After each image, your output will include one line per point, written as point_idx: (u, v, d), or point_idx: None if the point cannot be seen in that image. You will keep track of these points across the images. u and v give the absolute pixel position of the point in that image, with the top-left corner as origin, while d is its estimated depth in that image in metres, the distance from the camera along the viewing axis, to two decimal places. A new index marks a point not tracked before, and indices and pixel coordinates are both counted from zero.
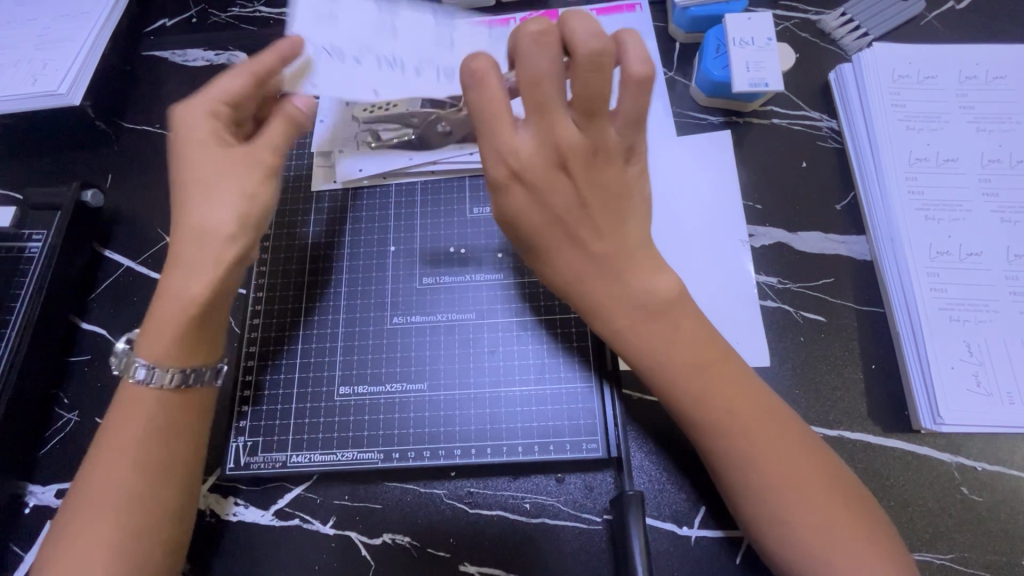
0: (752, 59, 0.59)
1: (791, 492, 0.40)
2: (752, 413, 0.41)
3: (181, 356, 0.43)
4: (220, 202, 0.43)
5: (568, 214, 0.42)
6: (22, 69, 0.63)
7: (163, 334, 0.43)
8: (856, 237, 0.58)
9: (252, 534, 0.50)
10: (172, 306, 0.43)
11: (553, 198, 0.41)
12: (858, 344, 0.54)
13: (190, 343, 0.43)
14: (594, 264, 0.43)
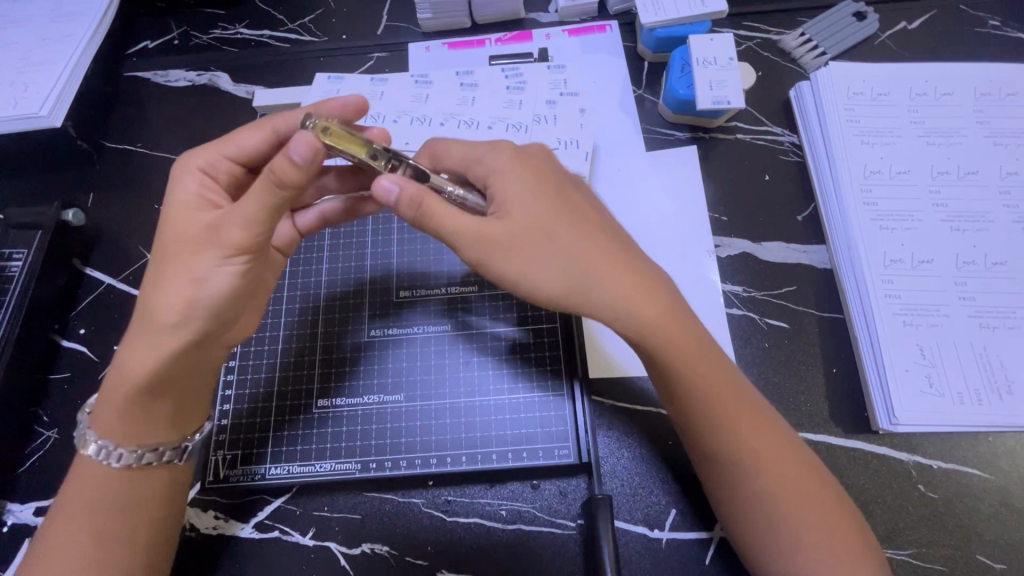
0: (715, 78, 0.62)
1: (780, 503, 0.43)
2: (729, 415, 0.44)
3: (132, 427, 0.45)
4: (184, 280, 0.43)
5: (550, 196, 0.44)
6: (4, 91, 0.64)
7: (108, 413, 0.44)
8: (817, 246, 0.60)
9: (233, 548, 0.51)
10: (124, 378, 0.44)
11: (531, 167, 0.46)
12: (821, 350, 0.56)
13: (141, 415, 0.45)
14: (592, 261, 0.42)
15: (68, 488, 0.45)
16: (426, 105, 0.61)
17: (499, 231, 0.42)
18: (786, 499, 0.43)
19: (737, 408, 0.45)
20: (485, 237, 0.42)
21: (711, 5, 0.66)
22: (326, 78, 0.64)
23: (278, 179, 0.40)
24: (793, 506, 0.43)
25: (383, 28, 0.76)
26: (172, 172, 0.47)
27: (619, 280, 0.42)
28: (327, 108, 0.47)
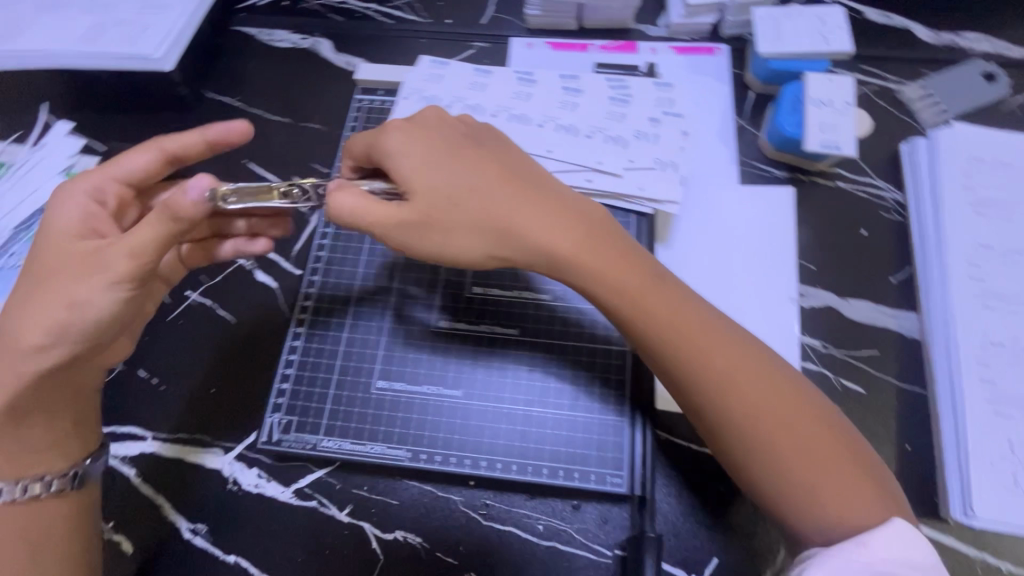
0: (828, 121, 0.59)
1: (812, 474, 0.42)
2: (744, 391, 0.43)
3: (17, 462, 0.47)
4: (60, 302, 0.45)
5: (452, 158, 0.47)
6: (124, 30, 0.66)
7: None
8: (907, 313, 0.57)
9: (273, 507, 0.52)
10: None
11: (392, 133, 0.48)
12: (896, 423, 0.53)
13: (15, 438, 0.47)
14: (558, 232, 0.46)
15: None
16: (527, 103, 0.60)
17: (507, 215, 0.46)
18: (840, 491, 0.41)
19: (768, 383, 0.44)
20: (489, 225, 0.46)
21: (835, 44, 0.63)
22: (430, 61, 0.63)
23: (174, 213, 0.43)
24: (849, 496, 0.41)
25: (487, 18, 0.76)
26: (48, 202, 0.49)
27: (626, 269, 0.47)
28: (214, 133, 0.52)
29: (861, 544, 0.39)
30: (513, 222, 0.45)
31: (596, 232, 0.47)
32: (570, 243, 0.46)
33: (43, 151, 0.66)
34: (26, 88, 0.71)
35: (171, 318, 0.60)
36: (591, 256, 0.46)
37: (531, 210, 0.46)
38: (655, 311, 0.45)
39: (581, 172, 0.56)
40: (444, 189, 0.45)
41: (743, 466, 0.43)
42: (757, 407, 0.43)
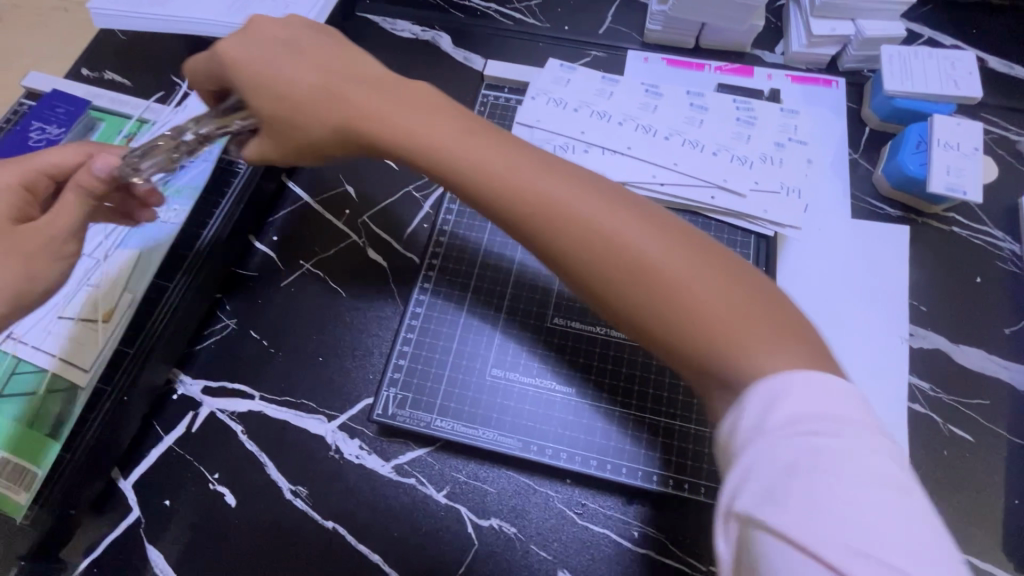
0: (954, 164, 0.59)
1: (722, 328, 0.34)
2: (631, 273, 0.36)
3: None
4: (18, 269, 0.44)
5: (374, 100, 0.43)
6: (267, 5, 0.69)
7: None
8: (1019, 366, 0.56)
9: (371, 480, 0.54)
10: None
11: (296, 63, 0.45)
12: (1004, 476, 0.52)
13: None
14: (508, 167, 0.40)
15: None
16: (653, 115, 0.61)
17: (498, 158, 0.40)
18: (735, 331, 0.34)
19: (631, 213, 0.38)
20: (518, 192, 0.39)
21: (964, 89, 0.63)
22: (559, 65, 0.65)
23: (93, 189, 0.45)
24: (756, 333, 0.33)
25: (605, 28, 0.77)
26: None
27: (587, 202, 0.38)
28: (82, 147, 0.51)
29: (777, 391, 0.31)
30: (390, 132, 0.43)
31: (449, 109, 0.43)
32: (412, 110, 0.43)
33: (187, 111, 0.64)
34: (166, 59, 0.76)
35: (285, 285, 0.62)
36: (542, 178, 0.39)
37: (472, 141, 0.41)
38: (565, 207, 0.38)
39: (706, 189, 0.57)
40: (289, 116, 0.45)
41: (661, 334, 0.35)
42: (639, 255, 0.36)
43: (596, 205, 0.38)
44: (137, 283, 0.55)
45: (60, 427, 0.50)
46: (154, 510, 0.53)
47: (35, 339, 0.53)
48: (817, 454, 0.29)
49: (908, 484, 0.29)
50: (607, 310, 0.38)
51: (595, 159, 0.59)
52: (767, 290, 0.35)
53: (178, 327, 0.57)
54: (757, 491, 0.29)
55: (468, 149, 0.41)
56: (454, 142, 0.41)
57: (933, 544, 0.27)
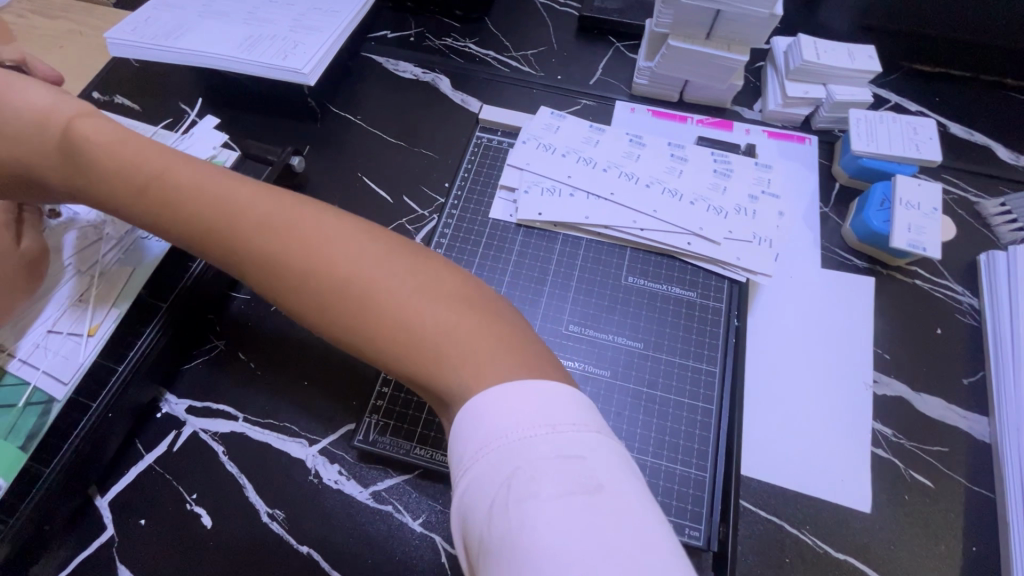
0: (914, 223, 0.63)
1: (455, 351, 0.36)
2: (346, 304, 0.38)
3: None
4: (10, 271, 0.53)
5: (172, 165, 0.45)
6: (277, 44, 0.73)
7: None
8: (978, 416, 0.59)
9: (349, 506, 0.54)
10: None
11: (107, 143, 0.46)
12: (963, 523, 0.54)
13: None
14: (273, 218, 0.41)
15: None
16: (636, 164, 0.65)
17: (270, 208, 0.42)
18: (453, 347, 0.37)
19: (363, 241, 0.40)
20: (269, 232, 0.41)
21: (925, 152, 0.68)
22: (550, 113, 0.69)
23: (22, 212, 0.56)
24: (481, 353, 0.36)
25: (596, 79, 0.83)
26: None
27: (308, 227, 0.41)
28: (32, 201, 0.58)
29: (481, 422, 0.33)
30: (92, 173, 0.46)
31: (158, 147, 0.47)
32: (171, 157, 0.46)
33: (193, 138, 0.67)
34: (176, 86, 0.79)
35: (276, 309, 0.64)
36: (269, 222, 0.41)
37: (205, 187, 0.44)
38: (289, 254, 0.40)
39: (683, 236, 0.60)
40: (11, 160, 0.49)
41: (377, 357, 0.38)
42: (356, 284, 0.38)
43: (288, 236, 0.40)
44: (124, 301, 0.56)
45: (31, 438, 0.50)
46: (129, 529, 0.53)
47: (9, 344, 0.54)
48: (510, 486, 0.30)
49: (606, 485, 0.30)
50: (323, 331, 0.40)
51: (577, 204, 0.62)
52: (415, 272, 0.39)
53: (168, 347, 0.58)
54: (485, 528, 0.30)
55: (250, 198, 0.43)
56: (226, 188, 0.43)
57: (626, 536, 0.28)
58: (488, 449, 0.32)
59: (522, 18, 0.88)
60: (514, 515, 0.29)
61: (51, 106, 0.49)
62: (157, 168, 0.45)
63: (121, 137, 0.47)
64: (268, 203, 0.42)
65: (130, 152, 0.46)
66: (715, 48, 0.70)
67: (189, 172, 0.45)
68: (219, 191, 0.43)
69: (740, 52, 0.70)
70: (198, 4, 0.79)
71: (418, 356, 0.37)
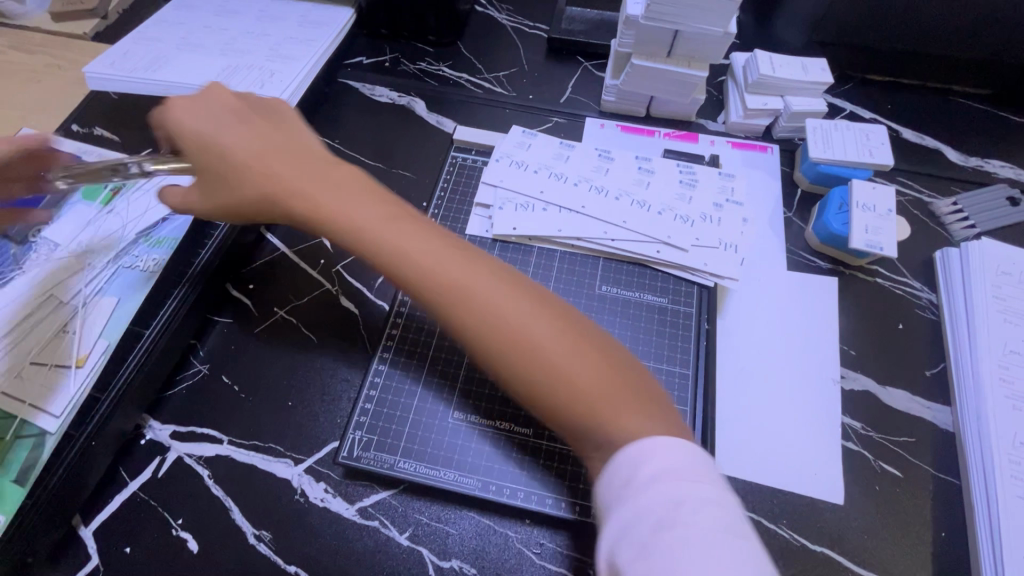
0: (872, 224, 0.66)
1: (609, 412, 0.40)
2: (526, 357, 0.42)
3: None
4: None
5: (367, 211, 0.47)
6: (254, 73, 0.75)
7: None
8: (940, 406, 0.62)
9: (336, 523, 0.55)
10: None
11: (331, 175, 0.49)
12: (931, 510, 0.56)
13: None
14: (463, 275, 0.44)
15: None
16: (605, 177, 0.67)
17: (448, 261, 0.45)
18: (603, 404, 0.40)
19: (532, 302, 0.44)
20: (454, 285, 0.44)
21: (878, 157, 0.71)
22: (521, 131, 0.71)
23: None
24: (624, 411, 0.40)
25: (566, 97, 0.86)
26: None
27: (488, 284, 0.44)
28: None
29: (636, 462, 0.37)
30: (304, 196, 0.48)
31: (357, 181, 0.49)
32: (375, 202, 0.48)
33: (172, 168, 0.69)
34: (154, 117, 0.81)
35: (259, 331, 0.65)
36: (446, 267, 0.44)
37: (394, 226, 0.46)
38: (471, 293, 0.43)
39: (652, 244, 0.63)
40: (235, 173, 0.50)
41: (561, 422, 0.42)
42: (526, 343, 0.42)
43: (491, 295, 0.43)
44: (112, 330, 0.57)
45: (27, 472, 0.51)
46: (114, 558, 0.53)
47: (28, 395, 0.53)
48: (666, 517, 0.34)
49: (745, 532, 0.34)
50: (517, 388, 0.43)
51: (549, 217, 0.64)
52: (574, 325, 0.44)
53: (151, 373, 0.59)
54: (638, 552, 0.34)
55: (431, 249, 0.45)
56: (416, 237, 0.46)
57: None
58: (642, 484, 0.36)
59: (493, 42, 0.92)
60: (672, 544, 0.33)
61: (315, 146, 0.53)
62: (356, 211, 0.47)
63: (332, 171, 0.50)
64: (433, 250, 0.45)
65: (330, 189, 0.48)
66: (676, 65, 0.74)
67: (397, 220, 0.47)
68: (415, 240, 0.46)
69: (699, 68, 0.74)
70: (176, 37, 0.81)
71: (580, 420, 0.41)
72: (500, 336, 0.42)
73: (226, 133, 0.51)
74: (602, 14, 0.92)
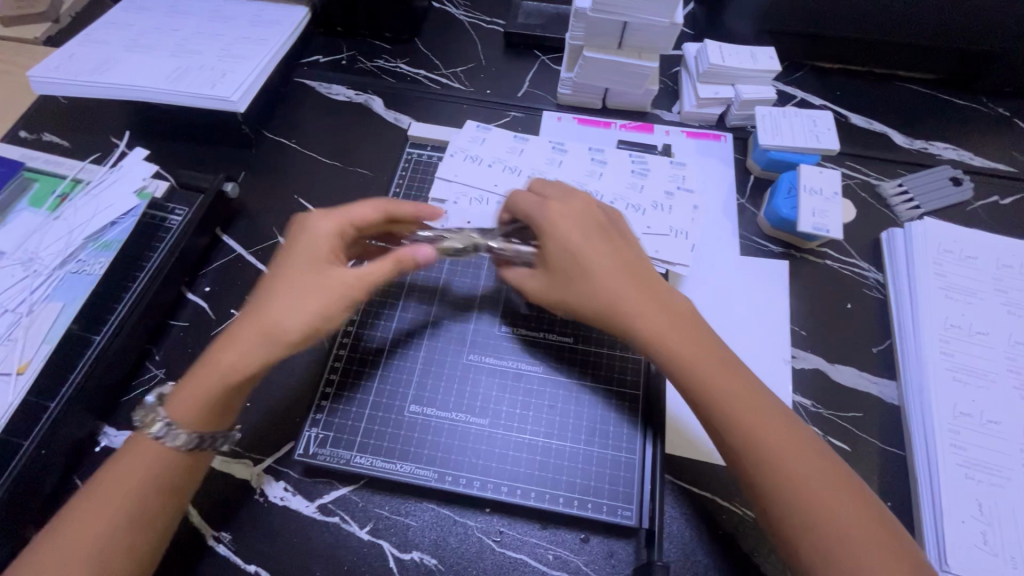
0: (818, 207, 0.68)
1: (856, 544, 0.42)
2: (758, 439, 0.46)
3: (208, 414, 0.47)
4: None
5: (653, 300, 0.51)
6: (205, 74, 0.75)
7: (193, 399, 0.47)
8: (887, 381, 0.64)
9: (296, 521, 0.55)
10: (217, 376, 0.48)
11: (570, 237, 0.52)
12: (878, 481, 0.58)
13: (213, 410, 0.48)
14: (704, 363, 0.49)
15: (125, 460, 0.46)
16: (558, 169, 0.68)
17: (656, 313, 0.51)
18: (859, 550, 0.42)
19: (741, 387, 0.48)
20: (698, 367, 0.48)
21: (824, 142, 0.73)
22: (476, 126, 0.72)
23: None
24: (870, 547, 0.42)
25: (523, 91, 0.86)
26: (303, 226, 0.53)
27: (706, 365, 0.49)
28: None
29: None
30: (640, 317, 0.50)
31: (628, 264, 0.53)
32: (618, 266, 0.52)
33: (122, 170, 0.67)
34: (104, 121, 0.79)
35: (216, 333, 0.65)
36: (694, 355, 0.49)
37: (627, 285, 0.51)
38: (723, 390, 0.48)
39: None
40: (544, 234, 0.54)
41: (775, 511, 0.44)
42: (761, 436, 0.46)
43: (691, 353, 0.49)
44: (56, 333, 0.57)
45: None
46: None
47: None
48: None
49: None
50: (750, 476, 0.46)
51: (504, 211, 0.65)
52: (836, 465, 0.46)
53: (104, 378, 0.58)
54: None
55: (642, 304, 0.51)
56: (635, 301, 0.51)
57: None
58: None
59: (450, 37, 0.92)
60: None
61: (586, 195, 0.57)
62: (626, 288, 0.51)
63: (608, 236, 0.53)
64: (657, 312, 0.51)
65: (604, 262, 0.52)
66: (627, 56, 0.75)
67: (602, 266, 0.52)
68: (613, 286, 0.51)
69: (650, 59, 0.75)
70: (126, 39, 0.80)
71: (805, 514, 0.43)
72: (745, 415, 0.46)
73: (589, 248, 0.52)
74: (558, 8, 0.93)
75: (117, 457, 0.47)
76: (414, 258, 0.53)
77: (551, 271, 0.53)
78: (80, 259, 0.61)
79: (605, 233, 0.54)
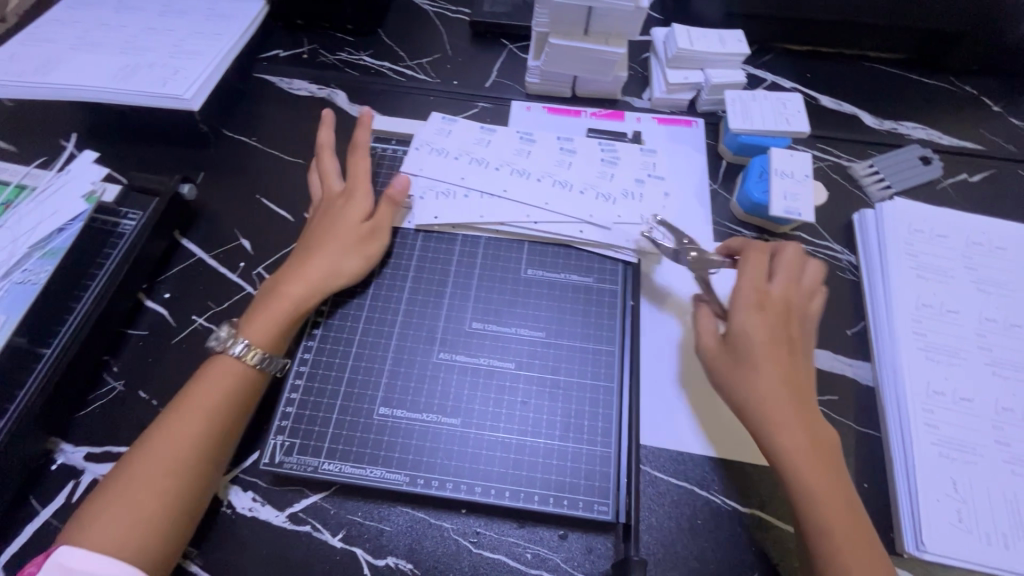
0: (790, 190, 0.67)
1: None
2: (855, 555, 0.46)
3: (274, 335, 0.55)
4: None
5: (794, 398, 0.51)
6: (156, 72, 0.72)
7: (267, 321, 0.55)
8: (862, 362, 0.63)
9: (267, 531, 0.53)
10: (287, 309, 0.55)
11: (752, 329, 0.53)
12: (854, 463, 0.58)
13: (280, 328, 0.55)
14: (819, 473, 0.49)
15: (205, 380, 0.52)
16: (527, 160, 0.67)
17: (795, 430, 0.50)
18: None
19: (801, 450, 0.50)
20: (809, 471, 0.49)
21: (794, 125, 0.72)
22: (441, 117, 0.70)
23: None
24: None
25: (491, 81, 0.84)
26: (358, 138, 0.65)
27: (818, 480, 0.49)
28: None
29: None
30: (767, 405, 0.51)
31: (784, 347, 0.53)
32: (789, 377, 0.52)
33: (70, 175, 0.65)
34: (51, 123, 0.76)
35: (177, 341, 0.62)
36: (812, 425, 0.51)
37: (794, 398, 0.51)
38: (829, 509, 0.48)
39: (574, 224, 0.63)
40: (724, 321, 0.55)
41: None
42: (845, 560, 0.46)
43: (820, 467, 0.49)
44: None
45: None
46: None
47: None
48: None
49: None
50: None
51: (472, 204, 0.64)
52: None
53: (56, 394, 0.56)
54: None
55: (788, 408, 0.51)
56: (792, 404, 0.51)
57: None
58: None
59: (415, 28, 0.89)
60: None
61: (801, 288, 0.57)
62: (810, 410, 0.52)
63: (778, 329, 0.54)
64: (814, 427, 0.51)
65: (749, 336, 0.53)
66: (593, 43, 0.73)
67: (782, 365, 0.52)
68: (748, 369, 0.52)
69: (617, 45, 0.73)
70: (71, 37, 0.76)
71: None
72: (843, 530, 0.47)
73: (750, 325, 0.53)
74: None
75: (196, 380, 0.53)
76: (396, 189, 0.62)
77: (731, 352, 0.54)
78: (23, 269, 0.58)
79: (760, 306, 0.54)
